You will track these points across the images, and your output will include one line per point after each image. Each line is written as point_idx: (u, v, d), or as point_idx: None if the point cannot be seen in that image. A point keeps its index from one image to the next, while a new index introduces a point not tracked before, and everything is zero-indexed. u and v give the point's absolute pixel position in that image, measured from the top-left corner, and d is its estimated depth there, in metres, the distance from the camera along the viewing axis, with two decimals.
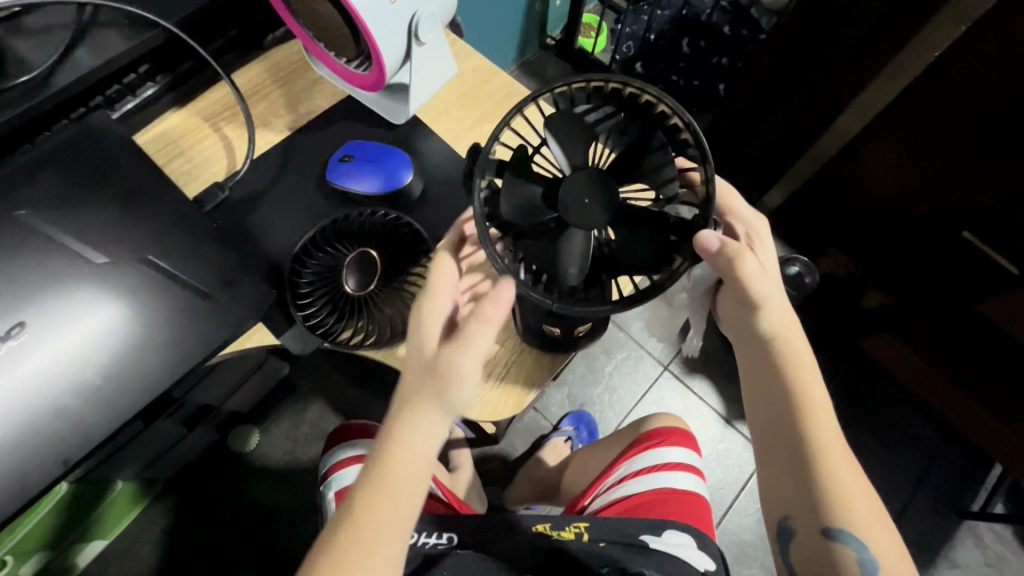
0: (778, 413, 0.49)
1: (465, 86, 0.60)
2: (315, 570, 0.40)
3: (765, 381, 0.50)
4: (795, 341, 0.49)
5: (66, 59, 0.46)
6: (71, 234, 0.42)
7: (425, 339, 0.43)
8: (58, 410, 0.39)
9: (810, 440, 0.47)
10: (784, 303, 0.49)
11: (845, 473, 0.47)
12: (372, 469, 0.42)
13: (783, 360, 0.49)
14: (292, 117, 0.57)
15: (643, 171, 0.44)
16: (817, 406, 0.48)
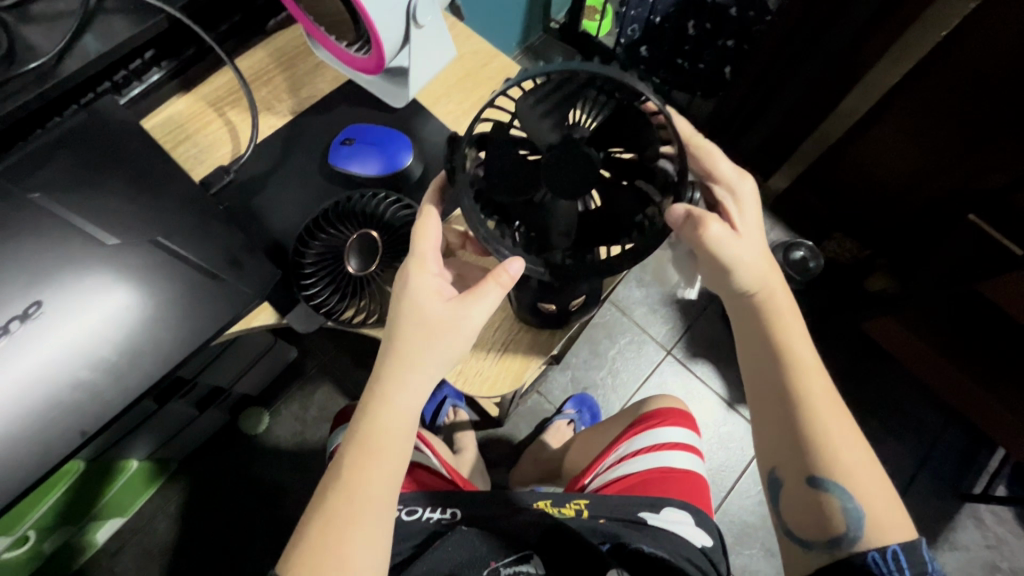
0: (760, 364, 0.50)
1: (465, 68, 0.61)
2: (308, 532, 0.42)
3: (750, 334, 0.51)
4: (780, 293, 0.50)
5: (74, 44, 0.47)
6: (83, 216, 0.43)
7: (421, 300, 0.46)
8: (76, 384, 0.41)
9: (792, 390, 0.47)
10: (764, 261, 0.51)
11: (828, 422, 0.46)
12: (363, 430, 0.44)
13: (765, 312, 0.50)
14: (295, 101, 0.58)
15: (625, 136, 0.45)
16: (802, 354, 0.49)
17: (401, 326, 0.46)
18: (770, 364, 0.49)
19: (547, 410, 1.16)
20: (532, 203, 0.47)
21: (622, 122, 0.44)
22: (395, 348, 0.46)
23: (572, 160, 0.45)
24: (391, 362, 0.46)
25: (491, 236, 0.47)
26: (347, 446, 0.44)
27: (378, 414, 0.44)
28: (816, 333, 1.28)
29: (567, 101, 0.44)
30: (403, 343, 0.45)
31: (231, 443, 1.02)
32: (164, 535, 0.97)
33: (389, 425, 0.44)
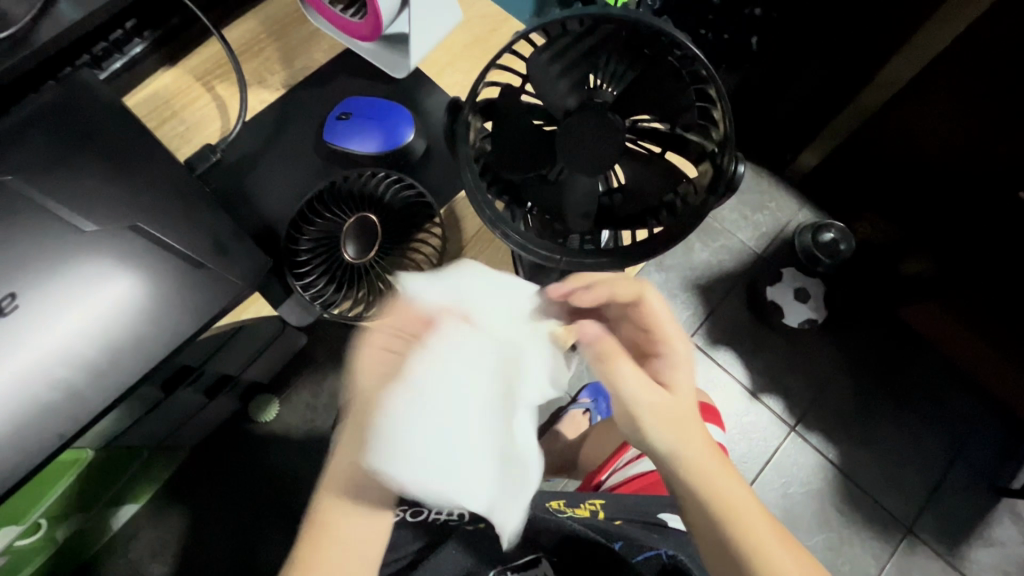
0: (707, 522, 0.43)
1: (473, 35, 0.55)
2: None
3: (697, 510, 0.43)
4: (699, 446, 0.43)
5: (48, 10, 0.43)
6: (58, 200, 0.40)
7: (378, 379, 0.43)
8: (51, 382, 0.38)
9: (712, 503, 0.42)
10: (683, 414, 0.44)
11: (759, 530, 0.43)
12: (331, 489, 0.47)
13: (699, 487, 0.43)
14: (288, 73, 0.54)
15: (656, 101, 0.41)
16: (738, 496, 0.43)
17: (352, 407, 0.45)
18: (710, 524, 0.43)
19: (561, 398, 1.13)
20: (541, 178, 0.44)
21: (649, 84, 0.41)
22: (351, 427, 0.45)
23: (593, 128, 0.42)
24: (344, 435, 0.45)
25: (501, 220, 0.42)
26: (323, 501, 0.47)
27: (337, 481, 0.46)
28: (845, 319, 1.21)
29: (585, 60, 0.41)
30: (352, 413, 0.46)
31: (241, 431, 1.00)
32: (176, 524, 0.96)
33: (349, 478, 0.46)
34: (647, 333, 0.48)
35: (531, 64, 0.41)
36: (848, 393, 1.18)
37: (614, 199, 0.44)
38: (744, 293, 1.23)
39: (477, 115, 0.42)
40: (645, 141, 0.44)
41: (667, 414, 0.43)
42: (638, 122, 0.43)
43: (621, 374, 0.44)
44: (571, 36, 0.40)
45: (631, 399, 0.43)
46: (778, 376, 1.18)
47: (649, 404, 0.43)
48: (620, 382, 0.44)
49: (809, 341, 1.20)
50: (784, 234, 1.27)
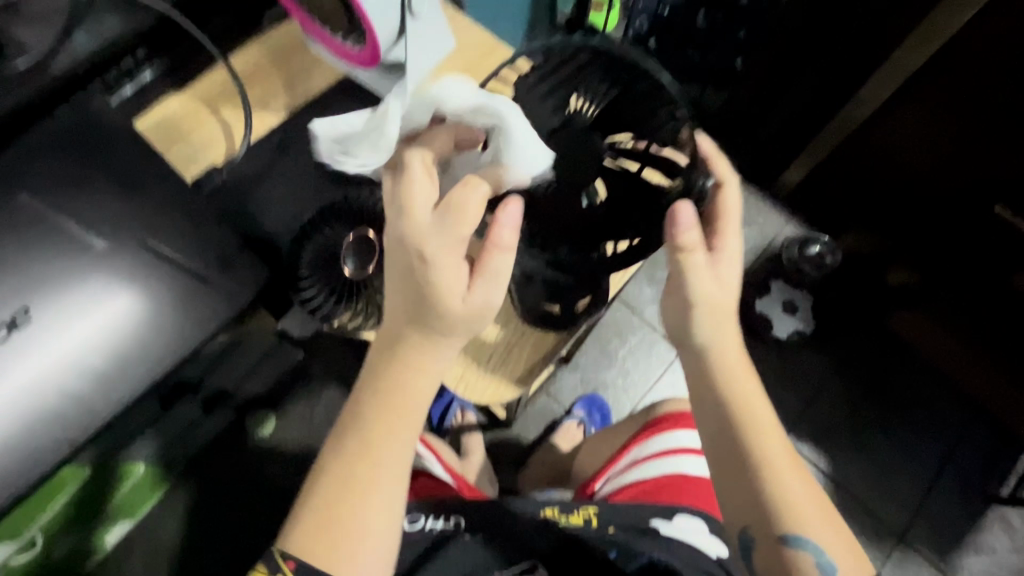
0: (715, 425, 0.42)
1: (465, 61, 0.59)
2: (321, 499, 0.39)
3: (707, 411, 0.43)
4: (735, 349, 0.44)
5: (64, 42, 0.46)
6: (70, 218, 0.42)
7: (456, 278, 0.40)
8: (63, 391, 0.40)
9: (728, 398, 0.42)
10: (729, 312, 0.44)
11: (778, 446, 0.41)
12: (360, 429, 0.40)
13: (728, 388, 0.42)
14: (289, 97, 0.56)
15: (632, 120, 0.46)
16: (762, 419, 0.41)
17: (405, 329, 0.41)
18: (721, 419, 0.42)
19: (556, 411, 1.14)
20: (528, 192, 0.46)
21: (626, 107, 0.45)
22: (416, 348, 0.40)
23: (575, 146, 0.46)
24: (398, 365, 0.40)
25: None
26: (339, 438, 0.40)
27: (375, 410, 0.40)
28: (834, 330, 1.24)
29: (567, 85, 0.46)
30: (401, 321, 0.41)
31: None
32: (171, 541, 0.96)
33: (402, 402, 0.40)
34: (706, 225, 0.46)
35: (519, 86, 0.47)
36: (838, 403, 1.20)
37: (596, 213, 0.46)
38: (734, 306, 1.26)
39: None
40: (625, 159, 0.46)
41: (713, 307, 0.43)
42: (618, 142, 0.46)
43: (692, 263, 0.43)
44: (557, 64, 0.47)
45: (697, 287, 0.43)
46: (769, 386, 1.20)
47: (705, 294, 0.43)
48: (687, 272, 0.43)
49: (798, 352, 1.22)
50: (771, 247, 1.30)
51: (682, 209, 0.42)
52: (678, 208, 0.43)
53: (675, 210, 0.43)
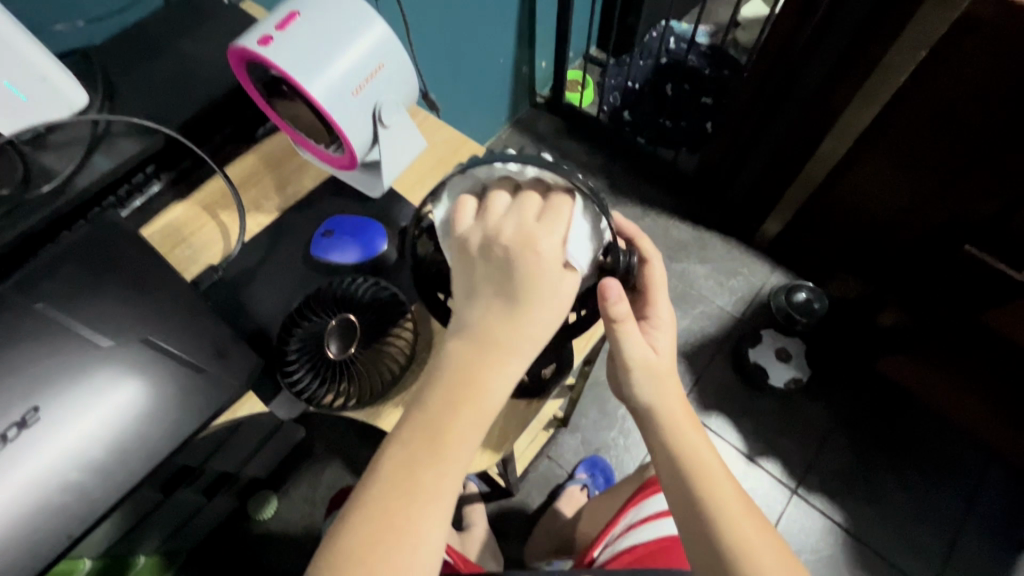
0: (675, 480, 0.45)
1: (437, 156, 0.66)
2: (367, 503, 0.36)
3: (665, 468, 0.46)
4: (680, 406, 0.47)
5: (83, 164, 0.52)
6: (79, 321, 0.46)
7: (551, 265, 0.38)
8: (64, 485, 0.42)
9: (681, 452, 0.46)
10: (665, 373, 0.47)
11: (729, 492, 0.45)
12: (423, 426, 0.37)
13: (678, 446, 0.46)
14: (281, 199, 0.62)
15: None
16: (712, 467, 0.46)
17: (488, 313, 0.37)
18: (676, 473, 0.45)
19: (559, 475, 1.13)
20: None
21: None
22: (494, 338, 0.37)
23: None
24: (470, 356, 0.37)
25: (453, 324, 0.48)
26: (403, 433, 0.37)
27: (442, 399, 0.37)
28: (832, 374, 1.24)
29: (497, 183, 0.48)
30: (496, 322, 0.37)
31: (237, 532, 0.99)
32: None
33: (478, 402, 0.37)
34: (636, 294, 0.50)
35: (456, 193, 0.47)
36: (845, 449, 1.18)
37: None
38: (729, 357, 1.27)
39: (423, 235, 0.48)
40: None
41: (652, 370, 0.47)
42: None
43: (626, 333, 0.45)
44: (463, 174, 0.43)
45: (631, 353, 0.46)
46: (773, 438, 1.19)
47: (639, 358, 0.46)
48: (620, 338, 0.45)
49: (799, 400, 1.22)
50: (759, 297, 1.33)
51: (608, 285, 0.42)
52: (604, 284, 0.42)
53: (602, 286, 0.42)
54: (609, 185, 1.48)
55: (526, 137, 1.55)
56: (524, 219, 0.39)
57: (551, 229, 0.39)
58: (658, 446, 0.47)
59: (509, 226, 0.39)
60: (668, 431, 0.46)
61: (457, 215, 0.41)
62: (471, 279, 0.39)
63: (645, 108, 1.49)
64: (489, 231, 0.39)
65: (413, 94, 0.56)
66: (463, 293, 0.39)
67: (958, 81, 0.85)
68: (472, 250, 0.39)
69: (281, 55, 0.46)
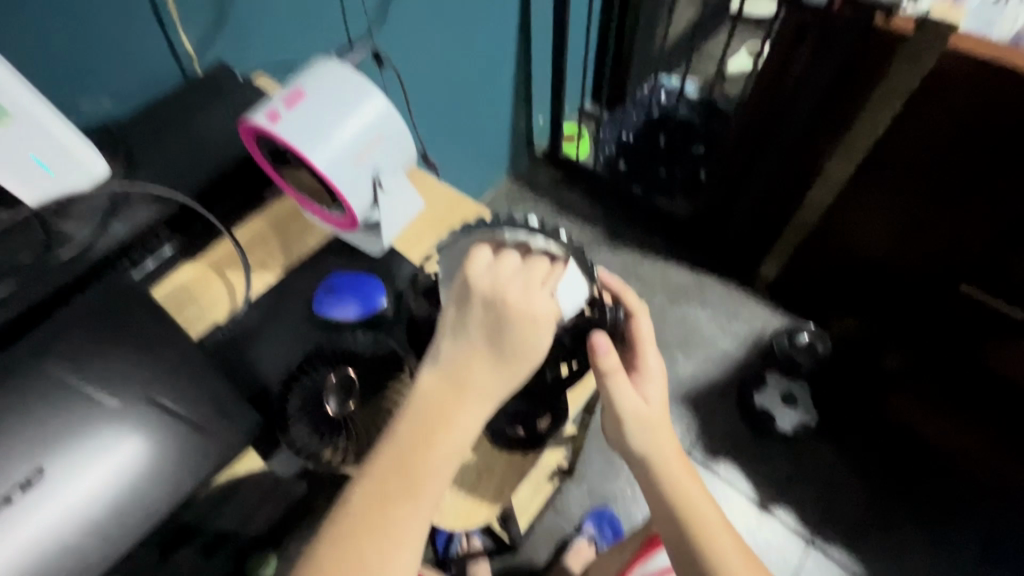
0: (674, 536, 0.46)
1: (436, 215, 0.69)
2: (342, 526, 0.38)
3: (663, 522, 0.47)
4: (677, 459, 0.47)
5: (100, 232, 0.56)
6: (89, 382, 0.47)
7: (542, 327, 0.40)
8: (64, 547, 0.42)
9: (681, 510, 0.46)
10: (660, 425, 0.47)
11: (731, 550, 0.45)
12: (399, 463, 0.39)
13: (674, 498, 0.46)
14: (285, 258, 0.65)
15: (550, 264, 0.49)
16: (712, 524, 0.46)
17: (467, 359, 0.40)
18: (677, 529, 0.46)
19: (565, 529, 1.10)
20: None
21: None
22: (470, 383, 0.39)
23: None
24: (443, 398, 0.40)
25: None
26: (380, 462, 0.40)
27: (418, 432, 0.40)
28: (840, 417, 1.22)
29: None
30: (475, 368, 0.39)
31: None
32: None
33: (450, 439, 0.40)
34: (626, 348, 0.50)
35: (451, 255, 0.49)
36: (860, 496, 1.14)
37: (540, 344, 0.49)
38: (734, 401, 1.25)
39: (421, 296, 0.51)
40: None
41: (645, 422, 0.47)
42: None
43: (617, 385, 0.46)
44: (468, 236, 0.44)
45: (622, 405, 0.46)
46: (784, 485, 1.16)
47: (632, 412, 0.46)
48: (611, 391, 0.46)
49: (809, 445, 1.19)
50: (761, 340, 1.33)
51: (598, 339, 0.45)
52: (594, 339, 0.45)
53: (591, 340, 0.45)
54: (607, 232, 1.51)
55: (525, 187, 1.60)
56: (529, 281, 0.40)
57: (549, 298, 0.40)
58: (657, 502, 0.47)
59: (515, 285, 0.40)
60: (667, 487, 0.46)
61: (466, 262, 0.41)
62: (457, 323, 0.40)
63: (639, 159, 1.55)
64: (496, 282, 0.40)
65: (412, 159, 0.59)
66: (448, 333, 0.41)
67: (937, 129, 0.89)
68: (472, 296, 0.40)
69: (289, 129, 0.50)
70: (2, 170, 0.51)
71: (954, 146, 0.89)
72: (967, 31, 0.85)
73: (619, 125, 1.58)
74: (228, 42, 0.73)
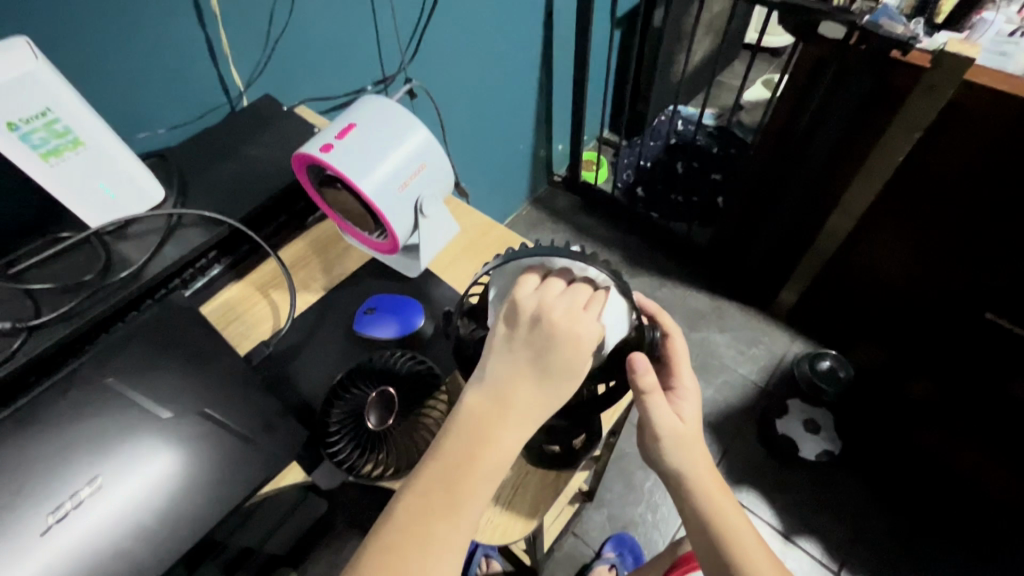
0: (709, 550, 0.49)
1: (469, 240, 0.72)
2: (387, 536, 0.39)
3: (700, 539, 0.49)
4: (710, 474, 0.50)
5: (157, 252, 0.59)
6: (145, 394, 0.50)
7: (585, 349, 0.41)
8: (117, 553, 0.44)
9: (717, 525, 0.49)
10: (694, 442, 0.49)
11: (763, 562, 0.48)
12: (441, 479, 0.40)
13: (711, 516, 0.49)
14: (326, 279, 0.68)
15: None
16: (745, 537, 0.49)
17: (512, 377, 0.40)
18: (711, 542, 0.49)
19: (586, 555, 1.09)
20: None
21: None
22: (513, 401, 0.40)
23: None
24: (488, 413, 0.40)
25: None
26: (424, 475, 0.40)
27: (463, 446, 0.40)
28: (865, 446, 1.20)
29: None
30: (520, 384, 0.40)
31: None
32: None
33: (494, 455, 0.40)
34: (661, 366, 0.52)
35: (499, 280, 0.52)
36: (887, 529, 1.12)
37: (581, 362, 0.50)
38: (756, 428, 1.24)
39: (464, 317, 0.53)
40: None
41: (681, 440, 0.49)
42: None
43: (655, 403, 0.47)
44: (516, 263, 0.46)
45: (660, 424, 0.48)
46: (808, 514, 1.14)
47: (669, 429, 0.48)
48: (649, 410, 0.47)
49: (833, 474, 1.18)
50: (782, 366, 1.33)
51: (636, 358, 0.45)
52: (632, 357, 0.46)
53: (629, 359, 0.46)
54: (626, 256, 1.53)
55: (545, 213, 1.64)
56: (574, 302, 0.42)
57: (592, 321, 0.41)
58: (692, 516, 0.50)
59: (560, 306, 0.41)
60: (703, 502, 0.49)
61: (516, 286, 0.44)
62: (505, 341, 0.42)
63: (657, 185, 1.58)
64: (543, 304, 0.42)
65: (450, 187, 0.63)
66: (495, 351, 0.42)
67: (958, 159, 0.90)
68: (519, 316, 0.42)
69: (339, 159, 0.53)
70: (72, 195, 0.55)
71: (974, 174, 0.90)
72: (981, 64, 0.86)
73: (638, 151, 1.64)
74: (274, 77, 0.78)
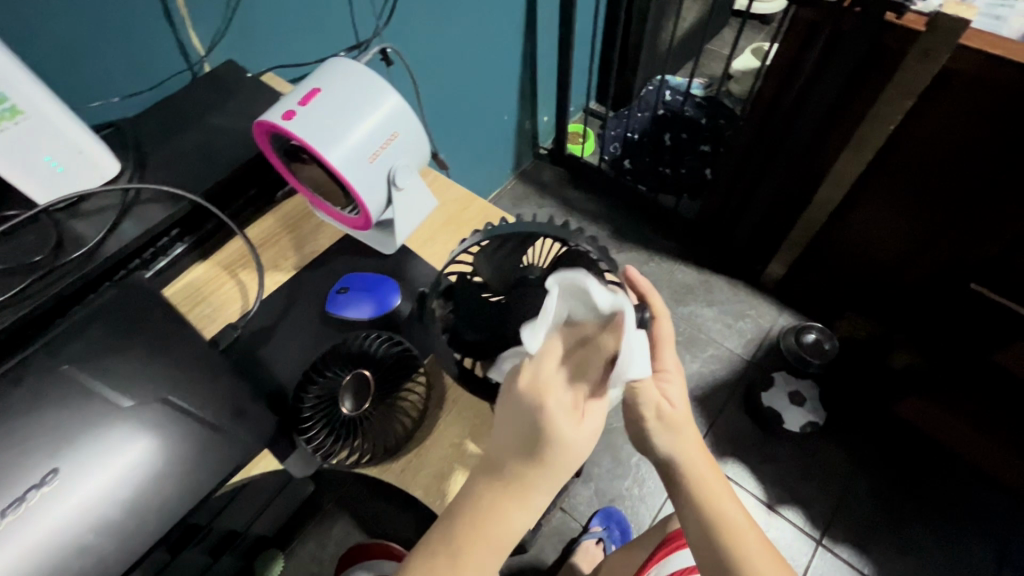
0: (700, 531, 0.49)
1: (447, 215, 0.69)
2: None
3: (691, 522, 0.50)
4: (699, 456, 0.50)
5: (113, 230, 0.55)
6: (102, 382, 0.47)
7: (568, 425, 0.39)
8: (80, 550, 0.42)
9: (707, 508, 0.49)
10: (682, 424, 0.49)
11: (753, 542, 0.48)
12: (444, 549, 0.41)
13: (701, 496, 0.49)
14: (298, 257, 0.65)
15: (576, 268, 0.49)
16: (734, 518, 0.49)
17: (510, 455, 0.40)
18: (702, 524, 0.49)
19: (574, 528, 1.10)
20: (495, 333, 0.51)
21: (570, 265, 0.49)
22: (517, 482, 0.40)
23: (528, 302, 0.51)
24: (492, 497, 0.41)
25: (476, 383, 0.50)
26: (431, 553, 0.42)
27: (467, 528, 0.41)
28: (848, 416, 1.22)
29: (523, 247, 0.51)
30: (523, 469, 0.40)
31: None
32: None
33: (499, 535, 0.41)
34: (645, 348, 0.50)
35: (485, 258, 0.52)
36: (869, 498, 1.13)
37: None
38: (742, 401, 1.25)
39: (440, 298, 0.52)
40: None
41: (665, 421, 0.48)
42: None
43: (643, 388, 0.45)
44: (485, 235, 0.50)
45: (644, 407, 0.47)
46: (793, 485, 1.15)
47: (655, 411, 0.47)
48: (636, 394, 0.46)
49: (817, 445, 1.19)
50: (768, 339, 1.33)
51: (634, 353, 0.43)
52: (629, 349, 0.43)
53: None
54: (613, 231, 1.51)
55: (530, 187, 1.60)
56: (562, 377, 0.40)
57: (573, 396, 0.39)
58: (683, 500, 0.50)
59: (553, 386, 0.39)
60: (692, 486, 0.49)
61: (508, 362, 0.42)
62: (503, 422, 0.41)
63: (644, 158, 1.54)
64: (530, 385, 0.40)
65: (426, 157, 0.59)
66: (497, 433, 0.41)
67: (949, 126, 0.89)
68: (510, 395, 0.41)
69: (302, 127, 0.49)
70: (16, 170, 0.51)
71: (966, 142, 0.88)
72: (976, 28, 0.83)
73: (625, 122, 1.58)
74: (237, 41, 0.73)
